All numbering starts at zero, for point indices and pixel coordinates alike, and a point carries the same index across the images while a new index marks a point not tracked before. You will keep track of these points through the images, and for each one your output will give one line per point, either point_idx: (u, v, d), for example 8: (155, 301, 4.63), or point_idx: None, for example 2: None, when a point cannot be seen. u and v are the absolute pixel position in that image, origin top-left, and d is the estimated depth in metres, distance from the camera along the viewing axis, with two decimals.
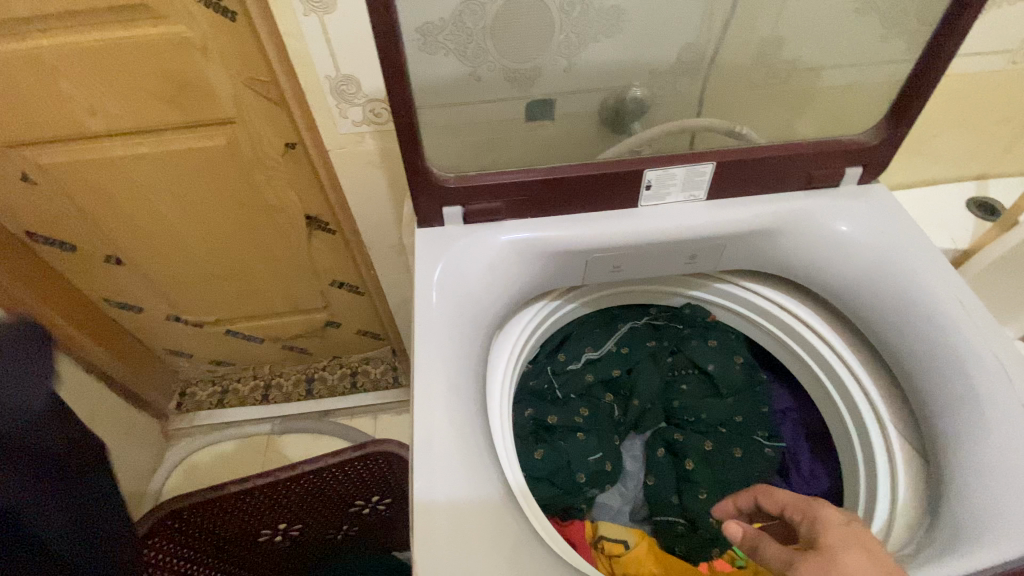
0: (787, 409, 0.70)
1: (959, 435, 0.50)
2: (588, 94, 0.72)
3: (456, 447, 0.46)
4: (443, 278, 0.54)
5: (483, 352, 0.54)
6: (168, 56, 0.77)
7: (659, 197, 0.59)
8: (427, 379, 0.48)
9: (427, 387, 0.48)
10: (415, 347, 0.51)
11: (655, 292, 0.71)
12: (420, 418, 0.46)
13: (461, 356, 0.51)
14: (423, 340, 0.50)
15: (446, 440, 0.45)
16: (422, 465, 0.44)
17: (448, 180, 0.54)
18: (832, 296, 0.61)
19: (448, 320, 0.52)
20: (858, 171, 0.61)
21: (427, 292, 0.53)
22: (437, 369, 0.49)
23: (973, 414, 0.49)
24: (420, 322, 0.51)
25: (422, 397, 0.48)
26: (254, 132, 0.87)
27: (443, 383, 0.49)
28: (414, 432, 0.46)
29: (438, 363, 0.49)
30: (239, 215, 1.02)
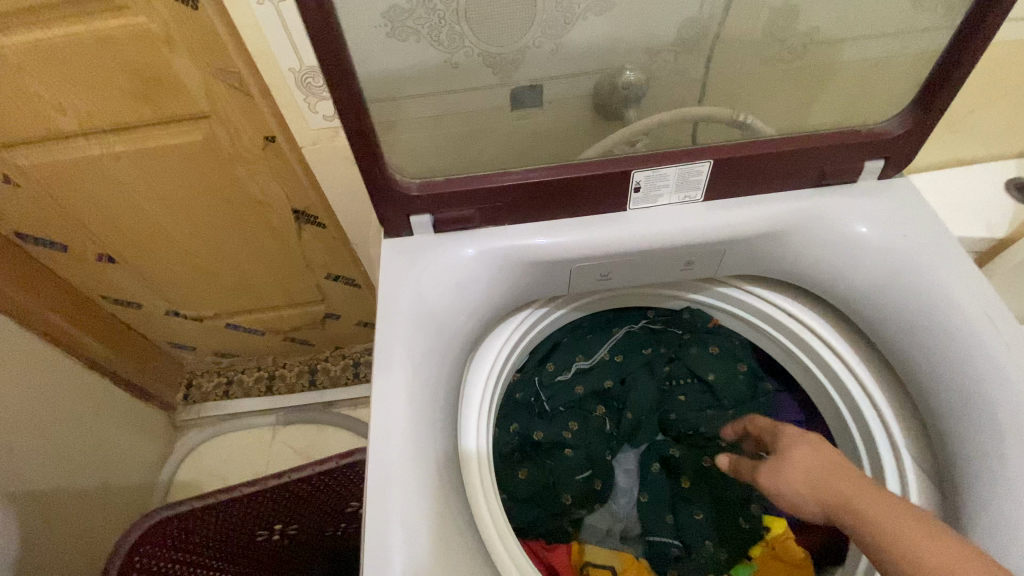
0: (794, 421, 0.65)
1: (981, 468, 0.44)
2: (578, 78, 0.65)
3: (412, 491, 0.43)
4: (410, 295, 0.50)
5: (453, 374, 0.51)
6: (133, 49, 0.72)
7: (651, 198, 0.53)
8: (384, 413, 0.45)
9: (384, 423, 0.45)
10: (376, 374, 0.47)
11: (653, 296, 0.66)
12: (375, 458, 0.44)
13: (426, 384, 0.48)
14: (382, 369, 0.47)
15: (401, 484, 0.43)
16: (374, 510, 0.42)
17: (413, 187, 0.50)
18: (842, 303, 0.55)
19: (413, 345, 0.48)
20: (880, 164, 0.55)
21: (392, 313, 0.49)
22: (398, 402, 0.46)
23: (997, 445, 0.44)
24: (380, 348, 0.47)
25: (379, 434, 0.45)
26: (230, 126, 0.83)
27: (404, 417, 0.45)
28: (369, 474, 0.43)
29: (399, 394, 0.46)
30: (226, 210, 0.98)
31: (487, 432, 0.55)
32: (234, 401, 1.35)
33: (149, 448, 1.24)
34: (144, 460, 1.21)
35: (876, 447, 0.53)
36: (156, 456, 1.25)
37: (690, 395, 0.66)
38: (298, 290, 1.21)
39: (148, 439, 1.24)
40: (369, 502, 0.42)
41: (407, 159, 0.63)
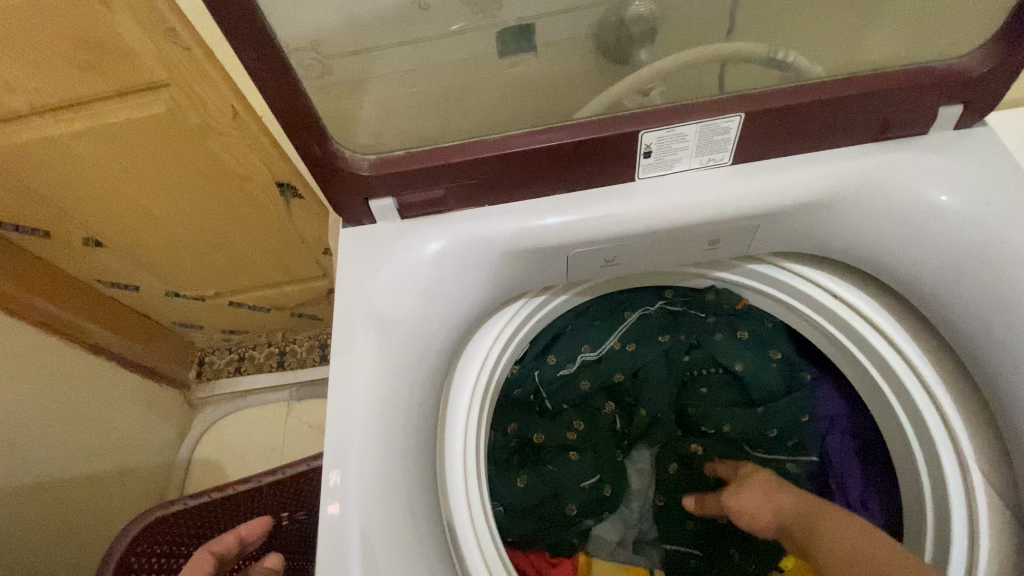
0: (835, 415, 0.57)
1: None
2: (577, 13, 0.55)
3: (375, 528, 0.38)
4: (374, 301, 0.42)
5: (430, 384, 0.44)
6: (67, 14, 0.63)
7: (664, 165, 0.43)
8: (339, 442, 0.39)
9: (339, 453, 0.39)
10: (333, 392, 0.41)
11: (669, 275, 0.56)
12: (330, 494, 0.38)
13: (394, 403, 0.41)
14: (339, 388, 0.40)
15: (362, 521, 0.38)
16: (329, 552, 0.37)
17: (366, 166, 0.41)
18: (907, 288, 0.45)
19: (382, 357, 0.42)
20: (960, 109, 0.43)
21: (355, 321, 0.42)
22: (361, 424, 0.40)
23: None
24: (338, 362, 0.41)
25: (334, 467, 0.39)
26: (194, 96, 0.74)
27: (364, 445, 0.39)
28: (322, 511, 0.38)
29: (363, 416, 0.40)
30: (207, 187, 0.92)
31: (476, 443, 0.49)
32: (245, 378, 1.34)
33: (166, 427, 1.25)
34: (160, 440, 1.21)
35: (936, 454, 0.45)
36: (173, 434, 1.26)
37: (713, 387, 0.58)
38: (296, 267, 1.16)
39: (165, 418, 1.25)
40: (322, 543, 0.37)
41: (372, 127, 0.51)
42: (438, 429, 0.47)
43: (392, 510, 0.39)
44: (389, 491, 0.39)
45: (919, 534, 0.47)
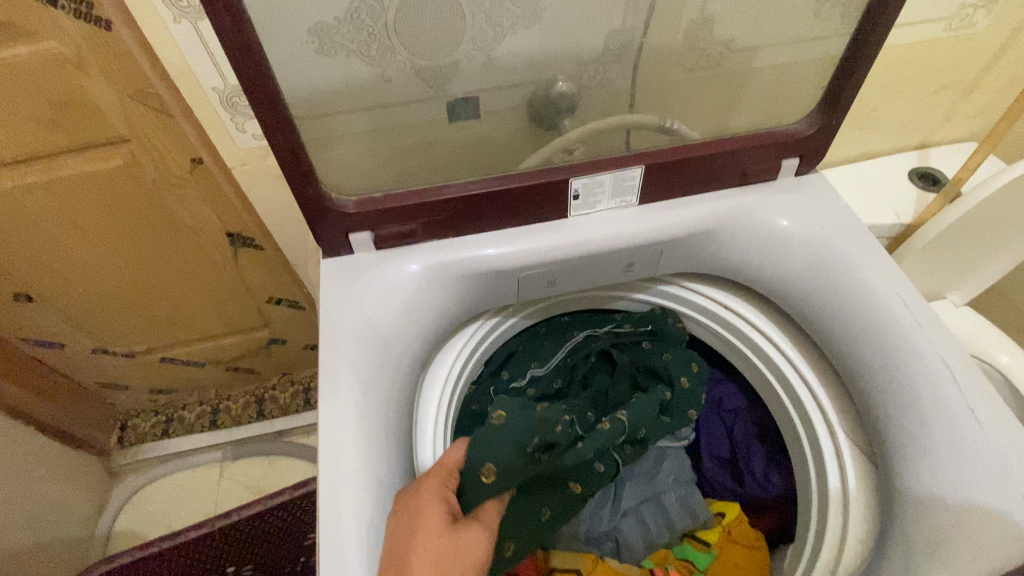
0: (739, 409, 0.69)
1: (904, 442, 0.48)
2: (512, 90, 0.66)
3: (369, 518, 0.43)
4: (353, 319, 0.49)
5: (403, 391, 0.50)
6: (37, 75, 0.67)
7: (589, 205, 0.55)
8: (334, 445, 0.45)
9: (333, 455, 0.44)
10: (321, 401, 0.46)
11: (599, 297, 0.68)
12: (325, 502, 0.43)
13: (373, 412, 0.47)
14: (324, 404, 0.46)
15: (357, 514, 0.43)
16: (329, 543, 0.41)
17: (348, 205, 0.49)
18: (774, 294, 0.58)
19: (362, 366, 0.48)
20: (794, 162, 0.59)
21: (337, 338, 0.48)
22: (348, 426, 0.45)
23: (915, 418, 0.48)
24: (325, 369, 0.47)
25: (328, 472, 0.44)
26: (154, 150, 0.78)
27: (350, 450, 0.45)
28: (320, 509, 0.43)
29: (347, 419, 0.45)
30: (154, 239, 0.93)
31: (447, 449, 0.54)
32: (175, 439, 1.27)
33: (85, 498, 1.16)
34: (74, 514, 1.12)
35: (809, 419, 0.57)
36: (89, 507, 1.16)
37: (618, 387, 0.65)
38: (240, 318, 1.15)
39: (82, 489, 1.16)
40: (322, 534, 0.42)
41: (341, 178, 0.61)
42: (410, 438, 0.53)
43: (380, 509, 0.44)
44: (377, 491, 0.44)
45: (808, 491, 0.57)
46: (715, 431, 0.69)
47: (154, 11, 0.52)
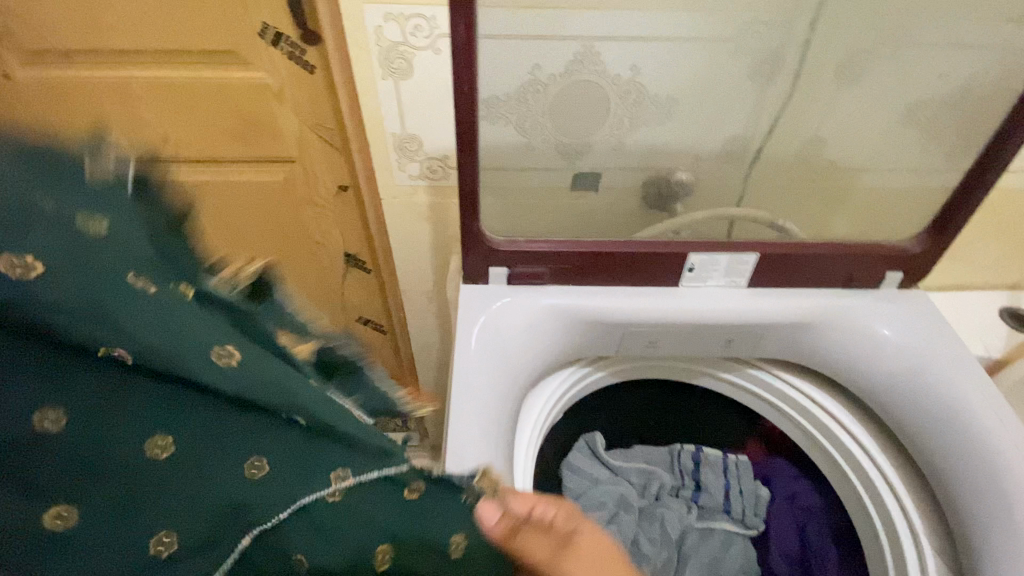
0: (813, 507, 0.70)
1: (985, 551, 0.50)
2: (635, 171, 0.73)
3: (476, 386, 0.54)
4: (486, 328, 0.57)
5: (519, 398, 0.58)
6: (243, 97, 0.83)
7: (700, 279, 0.60)
8: (467, 368, 0.55)
9: (466, 369, 0.55)
10: (453, 378, 0.55)
11: (685, 368, 0.70)
12: (459, 378, 0.54)
13: (503, 369, 0.56)
14: (453, 419, 0.52)
15: (473, 422, 0.52)
16: (457, 406, 0.52)
17: (498, 244, 0.58)
18: (868, 397, 0.61)
19: (485, 368, 0.55)
20: (898, 275, 0.62)
21: (469, 339, 0.57)
22: (473, 377, 0.54)
23: (998, 525, 0.49)
24: (460, 365, 0.55)
25: (461, 378, 0.54)
26: (311, 172, 0.92)
27: (483, 376, 0.55)
28: (455, 382, 0.54)
29: (474, 400, 0.53)
30: (280, 245, 1.05)
31: (531, 448, 0.58)
32: None
33: None
34: None
35: (891, 519, 0.58)
36: None
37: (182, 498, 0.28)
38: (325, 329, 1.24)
39: None
40: (455, 390, 0.54)
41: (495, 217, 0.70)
42: (521, 410, 0.59)
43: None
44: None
45: None
46: (785, 527, 0.71)
47: (369, 67, 0.65)
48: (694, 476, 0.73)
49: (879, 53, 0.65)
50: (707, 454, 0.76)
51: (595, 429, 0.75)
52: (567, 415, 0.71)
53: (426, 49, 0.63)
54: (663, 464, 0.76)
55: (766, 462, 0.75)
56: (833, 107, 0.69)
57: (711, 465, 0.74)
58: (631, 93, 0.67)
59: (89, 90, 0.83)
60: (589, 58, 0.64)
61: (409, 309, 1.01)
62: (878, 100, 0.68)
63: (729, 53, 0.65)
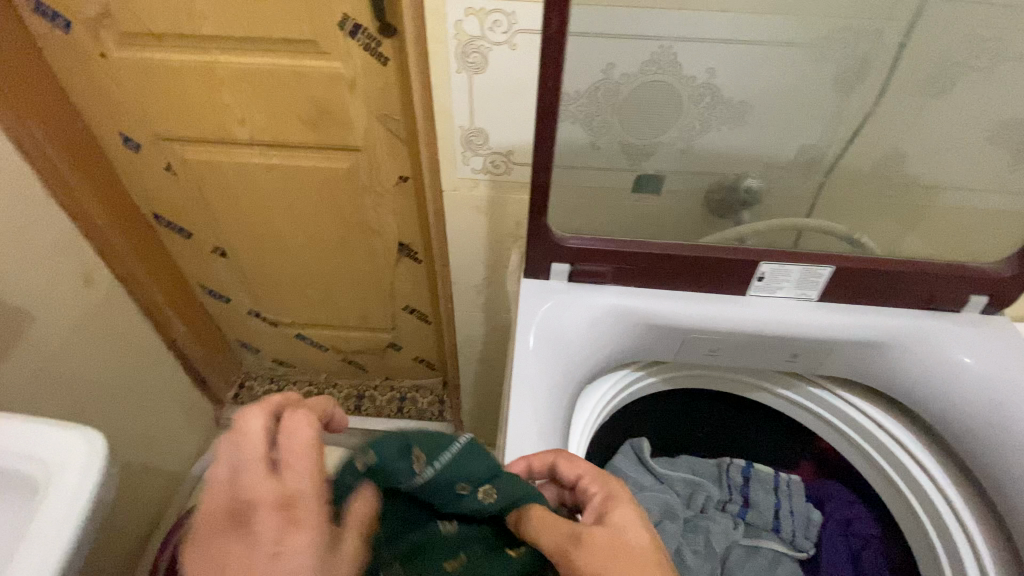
0: (870, 536, 0.68)
1: None
2: (700, 175, 0.72)
3: (535, 380, 0.54)
4: (547, 325, 0.57)
5: (575, 396, 0.58)
6: (318, 86, 0.86)
7: (769, 290, 0.59)
8: (526, 363, 0.55)
9: (526, 363, 0.55)
10: (513, 372, 0.55)
11: (742, 380, 0.69)
12: (519, 372, 0.55)
13: (562, 366, 0.57)
14: (513, 414, 0.52)
15: (533, 415, 0.52)
16: (517, 400, 0.53)
17: (564, 241, 0.58)
18: (940, 426, 0.57)
19: (545, 364, 0.56)
20: (982, 300, 0.58)
21: (529, 334, 0.57)
22: (532, 373, 0.55)
23: None
24: (520, 359, 0.55)
25: (521, 373, 0.55)
26: (375, 162, 0.95)
27: (542, 372, 0.55)
28: (516, 376, 0.55)
29: (533, 394, 0.53)
30: (339, 231, 1.08)
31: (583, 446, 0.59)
32: (280, 410, 1.41)
33: (190, 439, 1.30)
34: (182, 450, 1.27)
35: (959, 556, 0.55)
36: (194, 448, 1.31)
37: None
38: (373, 315, 1.28)
39: (193, 428, 1.31)
40: (515, 383, 0.54)
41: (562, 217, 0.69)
42: (575, 408, 0.59)
43: (557, 501, 0.48)
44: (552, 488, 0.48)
45: None
46: (838, 555, 0.68)
47: (444, 60, 0.66)
48: (743, 492, 0.71)
49: (976, 66, 0.62)
50: (759, 470, 0.73)
51: (642, 436, 0.74)
52: (617, 418, 0.70)
53: (503, 45, 0.64)
54: (711, 477, 0.73)
55: (820, 484, 0.73)
56: (917, 119, 0.66)
57: (761, 482, 0.72)
58: (705, 96, 0.66)
59: (176, 73, 0.87)
60: (665, 59, 0.63)
61: (457, 301, 1.02)
62: (970, 115, 0.64)
63: (811, 60, 0.64)
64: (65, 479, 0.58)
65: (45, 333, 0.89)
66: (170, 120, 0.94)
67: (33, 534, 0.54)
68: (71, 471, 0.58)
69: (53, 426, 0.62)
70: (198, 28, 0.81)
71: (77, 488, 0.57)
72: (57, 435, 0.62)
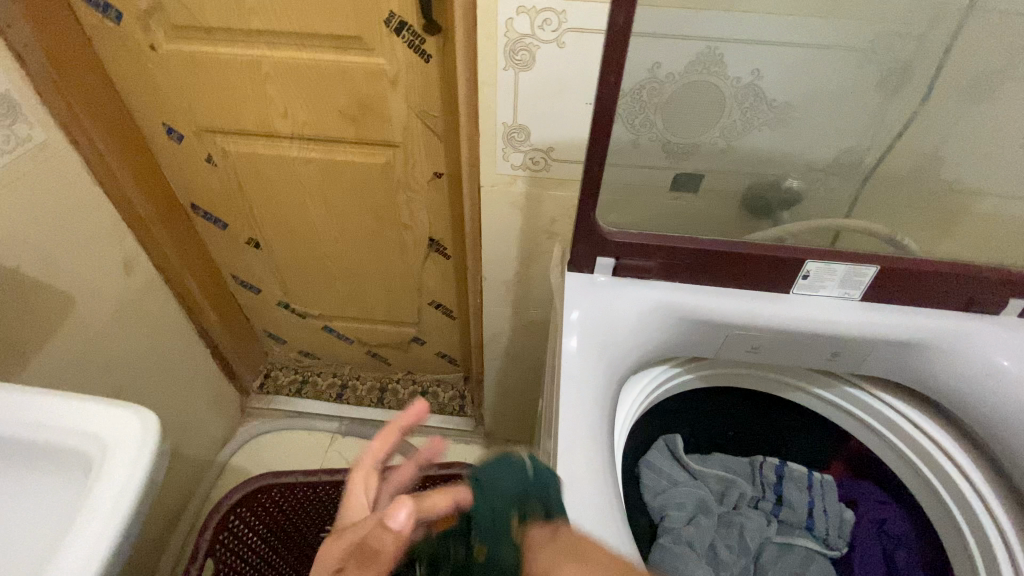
0: (902, 535, 0.68)
1: None
2: (740, 175, 0.73)
3: (582, 372, 0.56)
4: (593, 318, 0.59)
5: (618, 388, 0.59)
6: (360, 82, 0.88)
7: (813, 288, 0.60)
8: (573, 355, 0.57)
9: (574, 356, 0.57)
10: (561, 363, 0.57)
11: (777, 379, 0.70)
12: (567, 363, 0.56)
13: (607, 359, 0.58)
14: (562, 404, 0.53)
15: (582, 406, 0.53)
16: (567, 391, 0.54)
17: (611, 235, 0.59)
18: (977, 428, 0.58)
19: (591, 356, 0.57)
20: (1023, 304, 0.58)
21: (575, 326, 0.58)
22: (579, 365, 0.56)
23: None
24: (568, 351, 0.57)
25: (569, 365, 0.56)
26: (411, 157, 0.96)
27: (589, 364, 0.56)
28: (564, 368, 0.56)
29: (580, 385, 0.55)
30: (371, 225, 1.10)
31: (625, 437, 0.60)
32: (304, 400, 1.44)
33: (218, 426, 1.33)
34: (210, 436, 1.29)
35: (995, 558, 0.56)
36: (221, 434, 1.34)
37: None
38: (399, 309, 1.29)
39: (220, 415, 1.34)
40: (564, 374, 0.55)
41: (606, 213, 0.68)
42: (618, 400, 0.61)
43: (608, 488, 0.49)
44: (603, 476, 0.49)
45: None
46: (871, 553, 0.68)
47: (493, 58, 0.67)
48: (775, 489, 0.72)
49: (1020, 72, 0.62)
50: (791, 468, 0.74)
51: (674, 433, 0.75)
52: (653, 412, 0.71)
53: (551, 43, 0.65)
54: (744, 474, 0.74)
55: (850, 484, 0.73)
56: (960, 124, 0.67)
57: (794, 480, 0.73)
58: (748, 97, 0.67)
59: (223, 66, 0.90)
60: (712, 59, 0.64)
61: (487, 297, 1.03)
62: (1014, 121, 0.65)
63: (855, 63, 0.65)
64: (116, 457, 0.55)
65: (87, 316, 0.92)
66: (215, 113, 0.97)
67: (85, 514, 0.51)
68: (122, 450, 0.56)
69: (106, 404, 0.59)
70: (247, 23, 0.84)
71: (125, 469, 0.54)
72: (104, 412, 0.59)
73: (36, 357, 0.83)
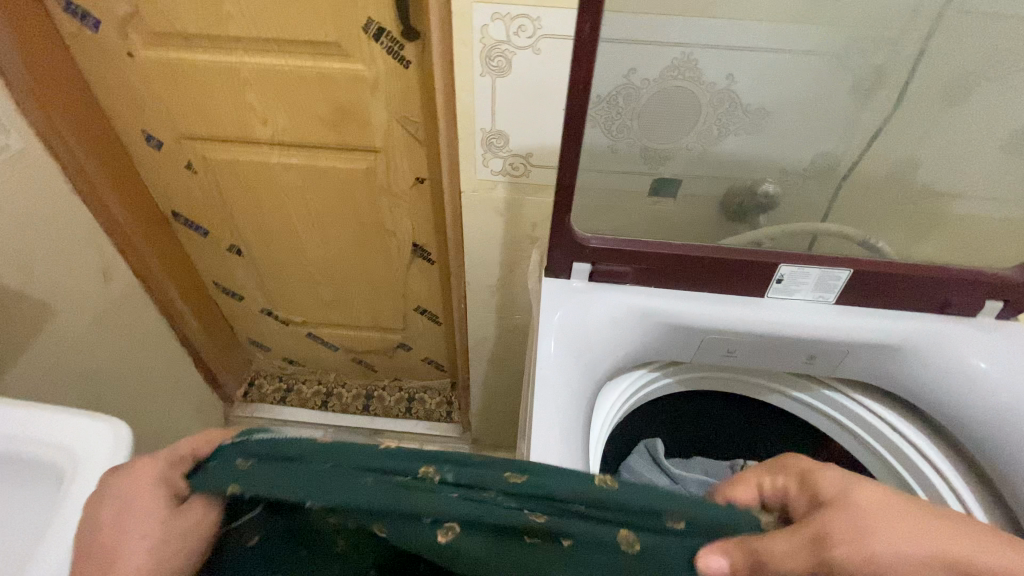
0: None
1: None
2: (716, 180, 0.73)
3: (559, 378, 0.55)
4: (569, 323, 0.58)
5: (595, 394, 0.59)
6: (340, 87, 0.87)
7: (787, 292, 0.60)
8: (550, 361, 0.56)
9: (549, 361, 0.56)
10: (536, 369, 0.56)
11: (756, 382, 0.70)
12: (542, 369, 0.56)
13: (584, 365, 0.58)
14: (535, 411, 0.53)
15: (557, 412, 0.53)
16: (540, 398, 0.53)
17: (587, 241, 0.59)
18: (954, 430, 0.58)
19: (567, 361, 0.57)
20: (999, 305, 0.59)
21: (552, 331, 0.58)
22: (555, 371, 0.56)
23: None
24: (543, 358, 0.56)
25: (545, 371, 0.56)
26: (393, 163, 0.96)
27: (564, 370, 0.56)
28: (539, 374, 0.55)
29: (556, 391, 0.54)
30: (354, 231, 1.09)
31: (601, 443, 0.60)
32: (289, 408, 1.42)
33: (201, 435, 1.31)
34: None
35: None
36: None
37: None
38: (384, 315, 1.29)
39: (203, 424, 1.32)
40: (538, 380, 0.55)
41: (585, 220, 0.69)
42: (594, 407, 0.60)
43: None
44: None
45: None
46: None
47: (469, 64, 0.67)
48: None
49: (991, 76, 0.63)
50: None
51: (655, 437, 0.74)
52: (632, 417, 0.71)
53: (527, 50, 0.66)
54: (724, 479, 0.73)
55: None
56: (932, 127, 0.67)
57: None
58: (724, 102, 0.67)
59: (201, 72, 0.89)
60: (686, 65, 0.64)
61: (471, 302, 1.03)
62: (984, 125, 0.65)
63: (829, 68, 0.65)
64: (82, 473, 0.54)
65: (65, 325, 0.90)
66: (194, 119, 0.96)
67: (50, 530, 0.50)
68: (88, 465, 0.54)
69: (74, 416, 0.58)
70: (225, 29, 0.83)
71: (90, 484, 0.53)
72: (72, 424, 0.57)
73: (12, 367, 0.81)
